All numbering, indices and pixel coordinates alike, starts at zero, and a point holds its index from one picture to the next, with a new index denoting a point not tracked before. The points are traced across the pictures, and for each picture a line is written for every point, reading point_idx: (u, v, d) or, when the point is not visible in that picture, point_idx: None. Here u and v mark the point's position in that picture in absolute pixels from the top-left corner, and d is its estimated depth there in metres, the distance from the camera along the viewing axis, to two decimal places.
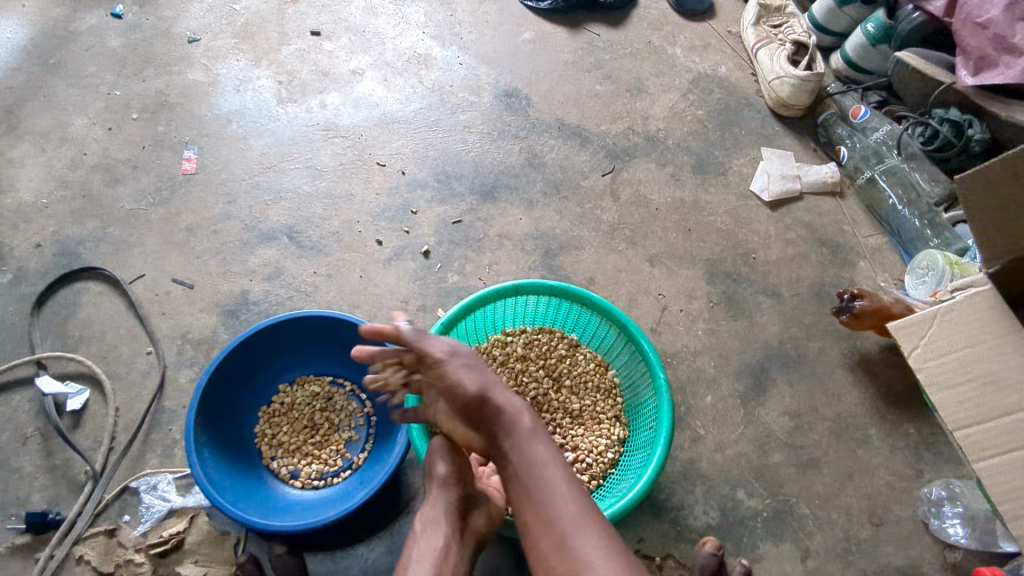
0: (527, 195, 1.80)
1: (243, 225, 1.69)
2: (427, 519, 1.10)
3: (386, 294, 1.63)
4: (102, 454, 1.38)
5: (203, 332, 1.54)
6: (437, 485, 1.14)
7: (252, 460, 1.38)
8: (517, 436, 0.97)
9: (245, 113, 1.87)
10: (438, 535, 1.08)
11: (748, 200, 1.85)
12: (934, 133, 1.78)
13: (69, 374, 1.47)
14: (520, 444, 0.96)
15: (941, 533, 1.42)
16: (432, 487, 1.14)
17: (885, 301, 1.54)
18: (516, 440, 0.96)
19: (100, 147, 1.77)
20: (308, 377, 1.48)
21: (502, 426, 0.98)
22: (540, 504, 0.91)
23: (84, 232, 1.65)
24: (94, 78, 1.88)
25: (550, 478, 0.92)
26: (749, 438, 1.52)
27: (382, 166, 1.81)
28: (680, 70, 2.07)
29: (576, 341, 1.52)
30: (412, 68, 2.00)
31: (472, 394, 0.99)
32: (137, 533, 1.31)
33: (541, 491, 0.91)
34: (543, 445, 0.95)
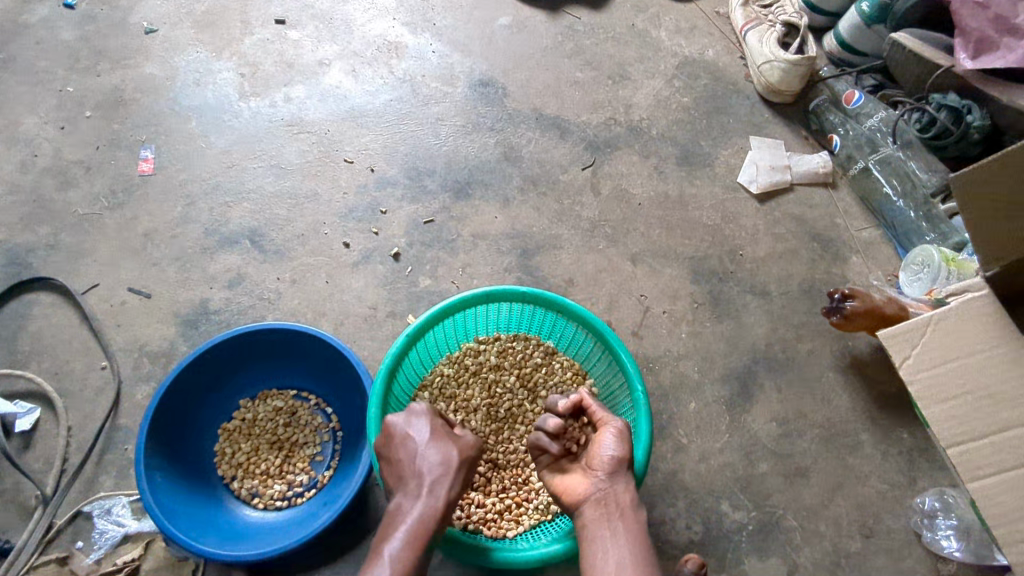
0: (503, 191, 1.71)
1: (204, 229, 1.61)
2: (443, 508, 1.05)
3: (354, 300, 1.55)
4: (52, 478, 1.31)
5: (161, 345, 1.47)
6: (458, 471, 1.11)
7: (211, 482, 1.31)
8: (621, 502, 1.04)
9: (207, 108, 1.78)
10: (441, 522, 1.05)
11: (735, 192, 1.76)
12: (931, 119, 1.68)
13: (19, 392, 1.40)
14: (624, 515, 1.02)
15: (933, 546, 1.37)
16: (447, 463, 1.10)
17: (877, 301, 1.47)
18: (624, 514, 1.03)
19: (52, 147, 1.68)
20: (271, 392, 1.41)
21: (613, 493, 1.04)
22: (621, 573, 0.95)
23: (35, 239, 1.57)
24: (45, 74, 1.79)
25: (642, 552, 0.98)
26: (735, 447, 1.46)
27: (350, 163, 1.72)
28: (665, 55, 1.97)
29: (552, 349, 1.43)
30: (382, 58, 1.89)
31: (609, 459, 1.07)
32: (90, 560, 1.25)
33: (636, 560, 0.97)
34: (643, 531, 1.01)
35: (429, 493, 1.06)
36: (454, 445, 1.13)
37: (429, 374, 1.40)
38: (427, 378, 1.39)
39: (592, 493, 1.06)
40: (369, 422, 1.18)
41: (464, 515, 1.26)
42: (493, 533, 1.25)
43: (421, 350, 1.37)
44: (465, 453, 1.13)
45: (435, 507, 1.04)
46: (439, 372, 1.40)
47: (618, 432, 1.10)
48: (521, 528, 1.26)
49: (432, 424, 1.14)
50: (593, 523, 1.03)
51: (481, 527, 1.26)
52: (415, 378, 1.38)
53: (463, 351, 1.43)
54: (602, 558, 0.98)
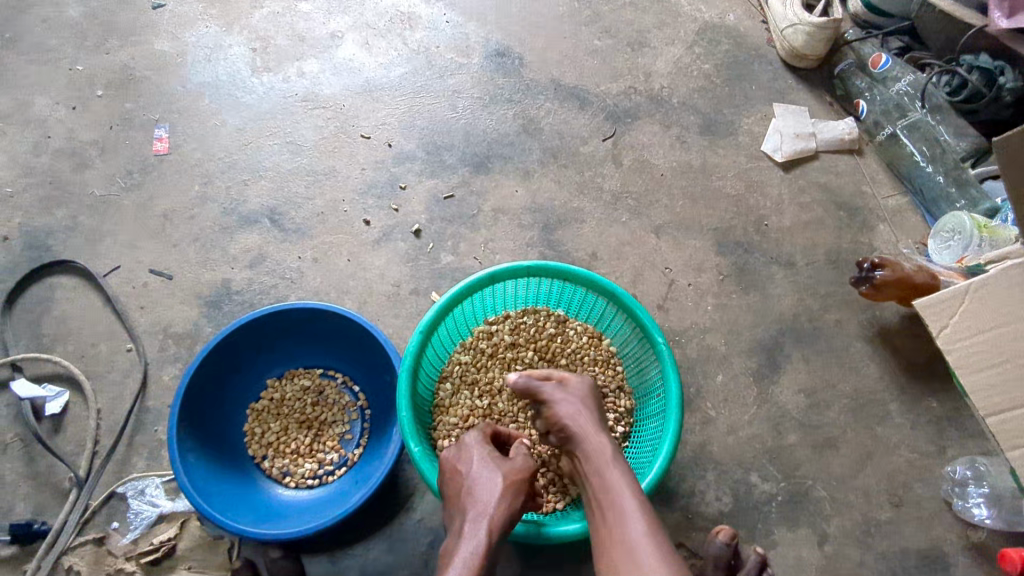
0: (523, 164, 1.68)
1: (223, 209, 1.59)
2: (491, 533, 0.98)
3: (377, 278, 1.54)
4: (85, 460, 1.32)
5: (185, 326, 1.46)
6: (511, 493, 1.06)
7: (243, 462, 1.32)
8: (600, 457, 1.00)
9: (219, 84, 1.74)
10: (495, 549, 0.98)
11: (759, 161, 1.73)
12: (962, 82, 1.65)
13: (46, 376, 1.40)
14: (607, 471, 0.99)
15: (964, 514, 1.37)
16: (496, 486, 1.06)
17: (907, 270, 1.44)
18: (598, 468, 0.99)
19: (65, 128, 1.66)
20: (297, 371, 1.41)
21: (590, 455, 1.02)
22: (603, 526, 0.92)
23: (53, 222, 1.55)
24: (53, 53, 1.75)
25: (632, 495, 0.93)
26: (763, 419, 1.45)
27: (367, 139, 1.69)
28: (684, 20, 1.91)
29: (563, 316, 1.42)
30: (395, 29, 1.85)
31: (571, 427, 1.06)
32: (127, 541, 1.26)
33: (626, 504, 0.91)
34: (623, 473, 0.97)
35: (474, 520, 1.01)
36: (502, 468, 1.10)
37: (446, 365, 1.38)
38: (445, 371, 1.37)
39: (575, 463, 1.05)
40: (403, 427, 1.17)
41: None
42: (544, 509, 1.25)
43: (437, 341, 1.34)
44: (516, 476, 1.09)
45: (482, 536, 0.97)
46: (457, 361, 1.37)
47: (569, 394, 1.10)
48: (569, 498, 1.27)
49: (478, 453, 1.13)
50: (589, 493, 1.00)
51: None
52: (434, 372, 1.36)
53: (475, 338, 1.40)
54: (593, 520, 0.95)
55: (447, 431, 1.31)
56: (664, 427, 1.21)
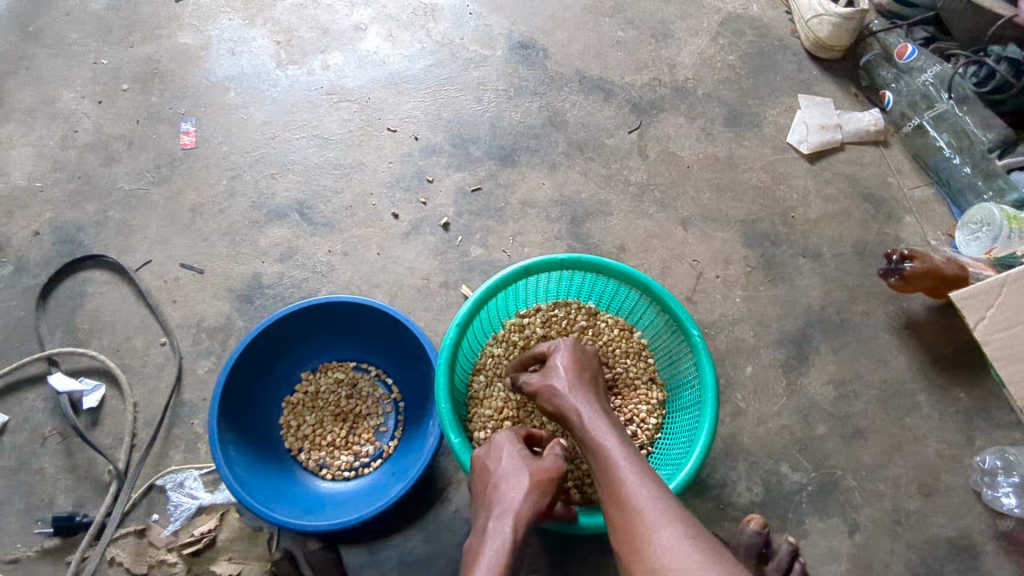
0: (550, 157, 1.68)
1: (251, 203, 1.59)
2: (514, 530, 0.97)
3: (406, 271, 1.54)
4: (125, 453, 1.33)
5: (218, 320, 1.47)
6: (536, 494, 1.02)
7: (280, 455, 1.33)
8: (590, 427, 1.01)
9: (244, 77, 1.74)
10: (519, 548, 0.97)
11: (785, 152, 1.73)
12: (990, 72, 1.66)
13: (82, 370, 1.41)
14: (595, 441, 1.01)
15: (993, 503, 1.38)
16: (521, 486, 1.03)
17: (937, 261, 1.45)
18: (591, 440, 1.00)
19: (92, 122, 1.66)
20: (331, 364, 1.41)
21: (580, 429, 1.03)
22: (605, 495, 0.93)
23: (84, 217, 1.56)
24: (77, 46, 1.75)
25: (626, 457, 0.95)
26: (792, 410, 1.46)
27: (393, 132, 1.69)
28: (708, 11, 1.91)
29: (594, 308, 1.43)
30: (418, 21, 1.84)
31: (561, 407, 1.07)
32: (168, 532, 1.28)
33: (623, 465, 0.93)
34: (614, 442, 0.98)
35: (498, 520, 0.99)
36: (532, 469, 1.06)
37: (479, 358, 1.38)
38: (478, 363, 1.37)
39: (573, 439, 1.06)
40: (443, 419, 1.18)
41: None
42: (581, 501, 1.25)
43: (471, 334, 1.34)
44: (544, 478, 1.05)
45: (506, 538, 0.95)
46: (490, 353, 1.37)
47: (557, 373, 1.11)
48: None
49: (505, 452, 1.09)
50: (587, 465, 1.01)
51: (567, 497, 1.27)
52: (468, 365, 1.36)
53: (507, 330, 1.40)
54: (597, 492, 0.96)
55: (483, 423, 1.31)
56: (700, 419, 1.22)
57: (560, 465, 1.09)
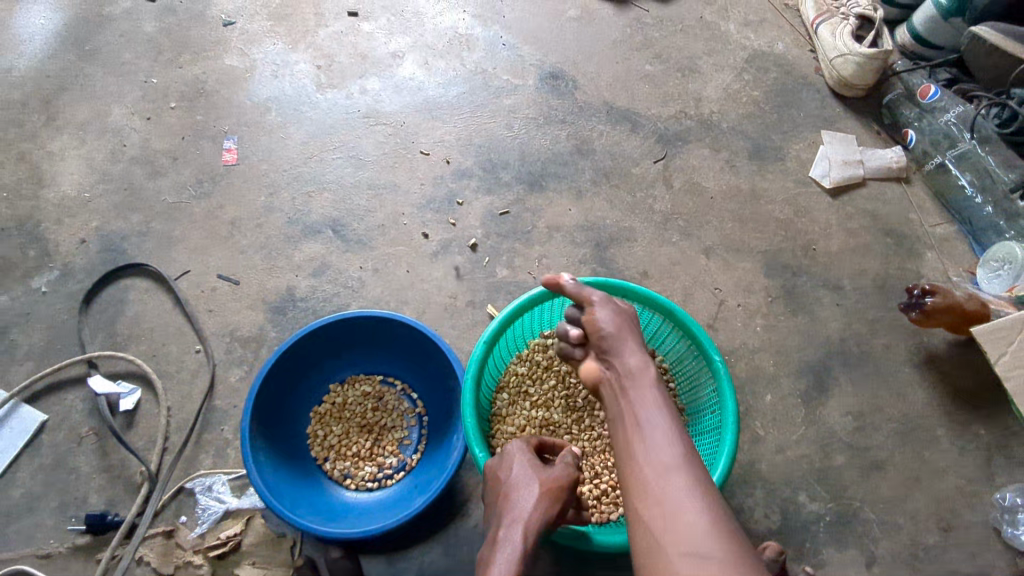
0: (577, 183, 1.73)
1: (288, 219, 1.65)
2: (525, 541, 0.98)
3: (434, 289, 1.59)
4: (157, 455, 1.37)
5: (251, 330, 1.52)
6: (546, 501, 1.05)
7: (306, 463, 1.36)
8: (639, 376, 0.95)
9: (285, 99, 1.82)
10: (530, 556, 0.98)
11: (808, 186, 1.76)
12: (1012, 115, 1.68)
13: (120, 373, 1.46)
14: (636, 383, 0.95)
15: (1013, 541, 1.38)
16: (533, 494, 1.05)
17: (958, 298, 1.47)
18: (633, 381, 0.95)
19: (140, 137, 1.74)
20: (359, 377, 1.46)
21: (621, 366, 0.99)
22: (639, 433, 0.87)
23: (128, 226, 1.63)
24: (129, 66, 1.84)
25: (670, 421, 0.87)
26: (811, 440, 1.48)
27: (426, 155, 1.75)
28: (734, 48, 1.96)
29: None
30: (453, 51, 1.92)
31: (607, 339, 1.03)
32: (195, 535, 1.31)
33: (665, 431, 0.86)
34: (660, 396, 0.92)
35: (510, 525, 1.01)
36: (543, 478, 1.08)
37: (503, 376, 1.42)
38: (502, 381, 1.41)
39: (603, 377, 1.02)
40: (470, 433, 1.21)
41: None
42: (599, 518, 1.26)
43: (497, 352, 1.38)
44: (553, 487, 1.07)
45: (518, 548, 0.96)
46: (514, 372, 1.41)
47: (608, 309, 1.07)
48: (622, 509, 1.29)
49: (517, 458, 1.12)
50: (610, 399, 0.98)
51: None
52: (492, 382, 1.40)
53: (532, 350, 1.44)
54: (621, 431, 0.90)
55: (505, 440, 1.34)
56: (720, 444, 1.24)
57: (568, 473, 1.12)
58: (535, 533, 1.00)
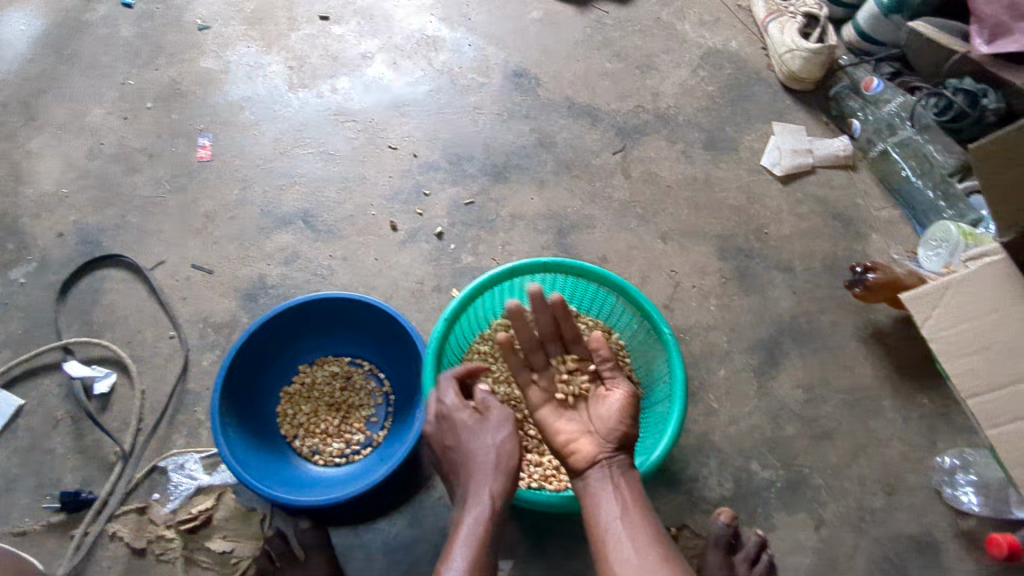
0: (539, 174, 1.81)
1: (260, 211, 1.71)
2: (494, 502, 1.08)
3: (401, 275, 1.65)
4: (130, 435, 1.42)
5: (224, 316, 1.58)
6: (499, 464, 1.12)
7: (276, 440, 1.41)
8: (626, 474, 1.12)
9: (258, 99, 1.89)
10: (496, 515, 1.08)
11: (760, 174, 1.85)
12: (948, 103, 1.76)
13: (96, 359, 1.51)
14: (627, 483, 1.11)
15: (954, 501, 1.45)
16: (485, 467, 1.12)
17: (898, 274, 1.57)
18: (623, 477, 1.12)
19: (117, 136, 1.80)
20: (327, 358, 1.51)
21: (619, 460, 1.13)
22: (622, 524, 1.04)
23: (105, 220, 1.68)
24: (107, 68, 1.91)
25: (646, 520, 1.05)
26: (763, 411, 1.54)
27: (394, 149, 1.82)
28: (689, 46, 2.06)
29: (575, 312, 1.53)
30: (421, 51, 2.00)
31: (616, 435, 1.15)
32: (167, 510, 1.36)
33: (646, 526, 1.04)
34: (643, 500, 1.10)
35: (476, 496, 1.09)
36: (495, 435, 1.14)
37: (467, 354, 1.48)
38: (466, 359, 1.47)
39: (601, 455, 1.13)
40: (429, 404, 1.26)
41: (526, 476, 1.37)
42: (556, 487, 1.37)
43: (459, 331, 1.44)
44: (501, 442, 1.14)
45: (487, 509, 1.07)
46: (476, 350, 1.48)
47: (626, 402, 1.19)
48: None
49: (460, 412, 1.16)
50: (597, 479, 1.12)
51: (544, 483, 1.37)
52: (456, 360, 1.46)
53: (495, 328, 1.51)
54: (604, 513, 1.07)
55: None
56: (669, 412, 1.30)
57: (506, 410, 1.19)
58: (500, 493, 1.09)
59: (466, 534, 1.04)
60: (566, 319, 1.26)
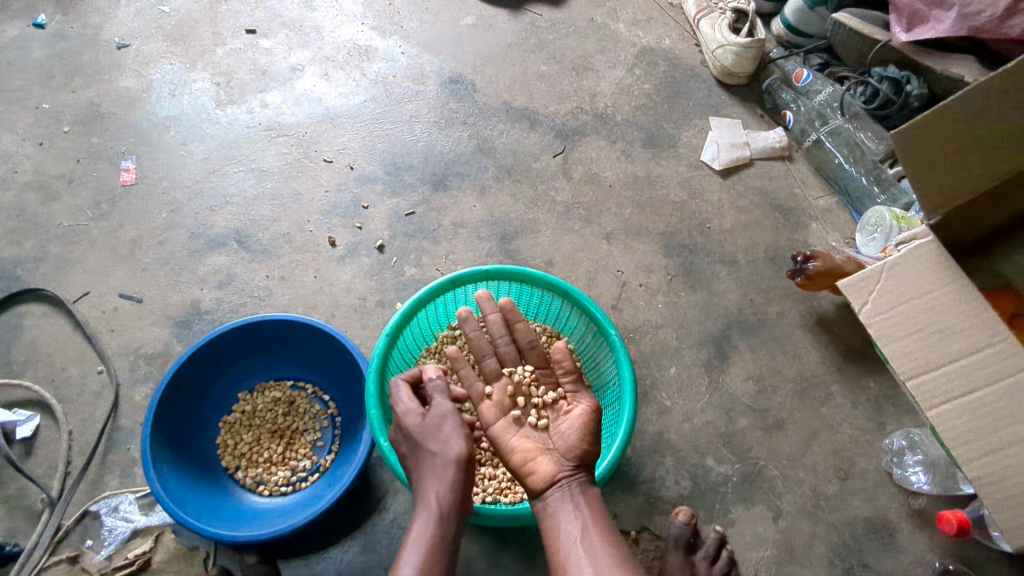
0: (480, 181, 1.78)
1: (191, 234, 1.64)
2: (442, 506, 1.00)
3: (343, 292, 1.60)
4: (58, 480, 1.33)
5: (156, 346, 1.50)
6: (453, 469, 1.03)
7: (216, 474, 1.35)
8: (585, 492, 1.06)
9: (184, 117, 1.82)
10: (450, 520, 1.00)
11: (700, 169, 1.86)
12: (874, 91, 1.81)
13: (17, 402, 1.42)
14: (589, 504, 1.04)
15: (904, 482, 1.47)
16: (443, 470, 1.03)
17: (836, 261, 1.58)
18: (585, 495, 1.06)
19: (32, 163, 1.71)
20: (269, 383, 1.46)
21: (579, 480, 1.08)
22: (587, 546, 0.97)
23: (22, 253, 1.59)
24: (20, 93, 1.81)
25: (608, 539, 0.99)
26: (715, 406, 1.54)
27: (329, 163, 1.77)
28: (624, 45, 2.06)
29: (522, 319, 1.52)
30: (353, 61, 1.95)
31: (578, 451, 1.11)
32: (101, 557, 1.28)
33: (610, 545, 0.97)
34: (605, 517, 1.03)
35: (428, 492, 1.02)
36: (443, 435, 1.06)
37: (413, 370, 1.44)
38: None
39: (559, 476, 1.08)
40: (373, 424, 1.20)
41: (480, 490, 1.33)
42: (513, 498, 1.33)
43: (403, 346, 1.40)
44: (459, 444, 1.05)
45: (434, 511, 0.99)
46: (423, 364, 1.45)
47: (590, 417, 1.17)
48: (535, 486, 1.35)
49: (410, 416, 1.08)
50: (556, 499, 1.06)
51: (499, 496, 1.33)
52: None
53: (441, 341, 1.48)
54: (565, 537, 1.00)
55: None
56: (620, 415, 1.28)
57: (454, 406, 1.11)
58: (448, 496, 1.01)
59: (414, 537, 0.97)
60: (519, 322, 1.30)
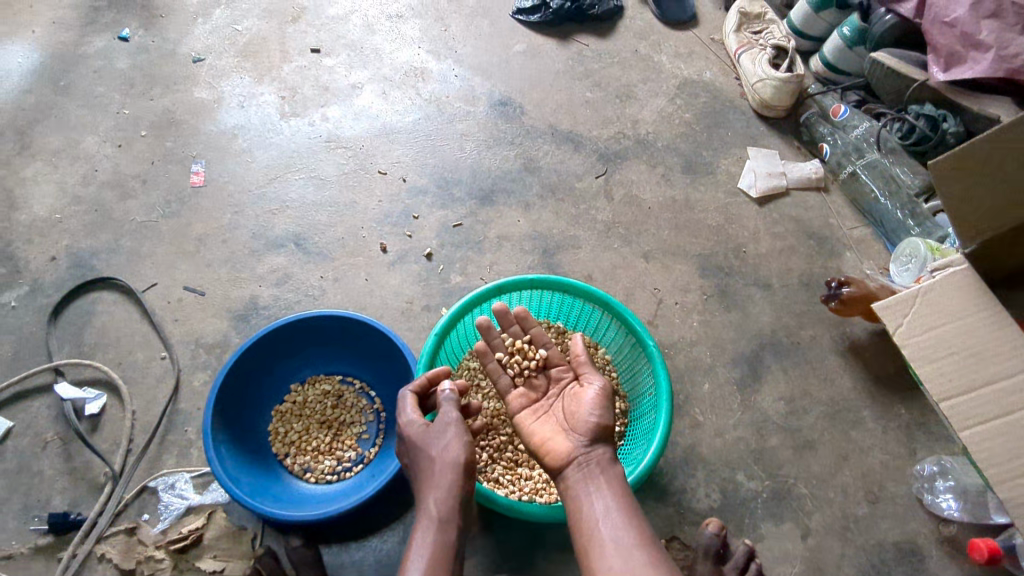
0: (525, 198, 1.87)
1: (251, 234, 1.75)
2: (442, 511, 1.08)
3: (391, 296, 1.68)
4: (120, 456, 1.42)
5: (215, 337, 1.59)
6: (447, 474, 1.10)
7: (267, 458, 1.42)
8: (603, 467, 1.08)
9: (250, 127, 1.94)
10: (450, 523, 1.08)
11: (737, 196, 1.92)
12: (911, 127, 1.88)
13: (86, 381, 1.52)
14: (606, 477, 1.06)
15: (934, 508, 1.49)
16: (443, 475, 1.10)
17: (871, 287, 1.66)
18: (604, 471, 1.08)
19: (111, 163, 1.84)
20: (319, 377, 1.53)
21: (593, 452, 1.09)
22: (609, 520, 1.00)
23: (98, 244, 1.70)
24: (102, 98, 1.95)
25: (626, 513, 1.01)
26: (747, 423, 1.58)
27: (383, 174, 1.87)
28: (666, 77, 2.16)
29: (563, 328, 1.58)
30: (409, 82, 2.07)
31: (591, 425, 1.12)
32: (157, 530, 1.35)
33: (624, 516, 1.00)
34: (624, 488, 1.06)
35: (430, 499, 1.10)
36: (440, 441, 1.13)
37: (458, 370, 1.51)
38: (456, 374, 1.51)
39: (576, 454, 1.10)
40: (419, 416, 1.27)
41: (516, 489, 1.39)
42: (548, 499, 1.37)
43: (449, 347, 1.47)
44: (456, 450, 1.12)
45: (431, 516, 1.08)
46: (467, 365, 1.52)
47: (598, 392, 1.17)
48: None
49: (412, 426, 1.16)
50: (578, 481, 1.07)
51: (534, 496, 1.38)
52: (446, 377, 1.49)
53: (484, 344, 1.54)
54: (589, 512, 1.03)
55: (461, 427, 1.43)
56: (656, 422, 1.33)
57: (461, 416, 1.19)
58: (444, 501, 1.09)
59: (417, 546, 1.05)
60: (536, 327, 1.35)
